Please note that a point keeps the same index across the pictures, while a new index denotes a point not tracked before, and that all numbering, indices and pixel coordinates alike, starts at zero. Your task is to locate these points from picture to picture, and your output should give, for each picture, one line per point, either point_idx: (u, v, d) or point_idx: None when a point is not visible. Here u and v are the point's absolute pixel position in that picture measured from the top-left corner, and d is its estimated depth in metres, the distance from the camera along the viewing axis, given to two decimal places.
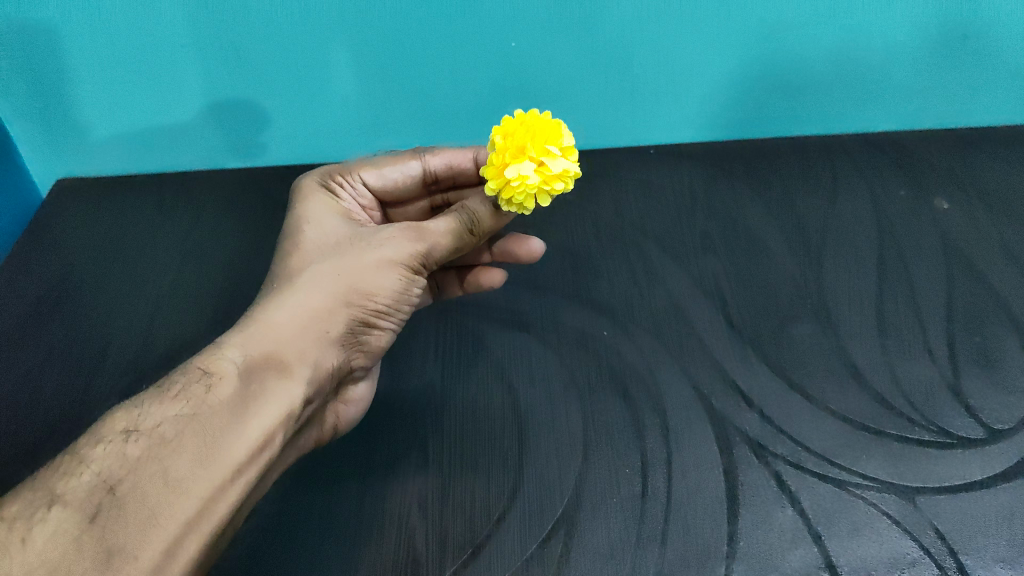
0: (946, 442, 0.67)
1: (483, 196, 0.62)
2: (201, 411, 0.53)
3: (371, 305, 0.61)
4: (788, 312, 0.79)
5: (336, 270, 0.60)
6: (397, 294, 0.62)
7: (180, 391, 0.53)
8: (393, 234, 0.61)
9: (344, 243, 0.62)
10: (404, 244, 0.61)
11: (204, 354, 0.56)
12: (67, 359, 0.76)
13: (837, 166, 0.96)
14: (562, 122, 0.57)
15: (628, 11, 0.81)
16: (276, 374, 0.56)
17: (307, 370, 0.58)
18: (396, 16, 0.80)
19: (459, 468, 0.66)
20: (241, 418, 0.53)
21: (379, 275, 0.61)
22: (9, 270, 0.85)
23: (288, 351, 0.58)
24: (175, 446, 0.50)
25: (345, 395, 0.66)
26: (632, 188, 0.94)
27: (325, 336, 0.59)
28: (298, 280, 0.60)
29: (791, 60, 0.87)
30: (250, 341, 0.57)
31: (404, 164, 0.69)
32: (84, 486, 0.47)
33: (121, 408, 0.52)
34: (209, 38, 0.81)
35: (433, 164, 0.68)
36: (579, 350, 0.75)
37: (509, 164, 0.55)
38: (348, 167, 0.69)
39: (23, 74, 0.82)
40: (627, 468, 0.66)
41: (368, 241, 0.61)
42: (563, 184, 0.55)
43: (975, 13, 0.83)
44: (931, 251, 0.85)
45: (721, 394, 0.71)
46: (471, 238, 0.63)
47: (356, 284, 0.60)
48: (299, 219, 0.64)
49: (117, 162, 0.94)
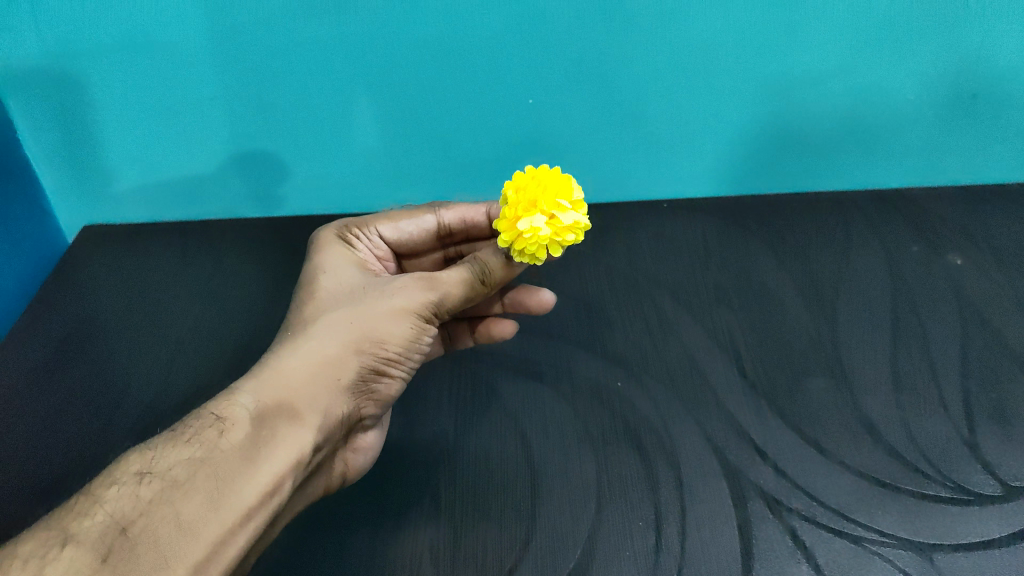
0: (963, 499, 0.66)
1: (495, 249, 0.63)
2: (213, 455, 0.52)
3: (383, 353, 0.61)
4: (802, 365, 0.79)
5: (350, 318, 0.61)
6: (408, 342, 0.62)
7: (193, 435, 0.53)
8: (406, 283, 0.62)
9: (358, 292, 0.63)
10: (416, 293, 0.61)
11: (217, 399, 0.56)
12: (85, 401, 0.77)
13: (850, 220, 0.96)
14: (571, 177, 0.58)
15: (643, 67, 0.83)
16: (286, 420, 0.56)
17: (316, 417, 0.58)
18: (416, 71, 0.82)
19: (471, 517, 0.66)
20: (252, 463, 0.53)
21: (391, 323, 0.61)
22: (32, 311, 0.87)
23: (299, 397, 0.57)
24: (186, 490, 0.50)
25: (355, 443, 0.65)
26: (646, 240, 0.95)
27: (336, 384, 0.59)
28: (312, 328, 0.60)
29: (804, 117, 0.89)
30: (262, 387, 0.57)
31: (418, 217, 0.70)
32: (97, 528, 0.47)
33: (135, 451, 0.52)
34: (238, 92, 0.83)
35: (447, 218, 0.70)
36: (593, 400, 0.75)
37: (521, 217, 0.56)
38: (364, 219, 0.71)
39: (55, 123, 0.84)
40: (641, 520, 0.65)
41: (381, 290, 0.62)
42: (574, 235, 0.56)
43: (985, 72, 0.85)
44: (945, 306, 0.85)
45: (736, 447, 0.71)
46: (482, 288, 0.64)
47: (368, 332, 0.60)
48: (315, 271, 0.65)
49: (143, 209, 0.96)
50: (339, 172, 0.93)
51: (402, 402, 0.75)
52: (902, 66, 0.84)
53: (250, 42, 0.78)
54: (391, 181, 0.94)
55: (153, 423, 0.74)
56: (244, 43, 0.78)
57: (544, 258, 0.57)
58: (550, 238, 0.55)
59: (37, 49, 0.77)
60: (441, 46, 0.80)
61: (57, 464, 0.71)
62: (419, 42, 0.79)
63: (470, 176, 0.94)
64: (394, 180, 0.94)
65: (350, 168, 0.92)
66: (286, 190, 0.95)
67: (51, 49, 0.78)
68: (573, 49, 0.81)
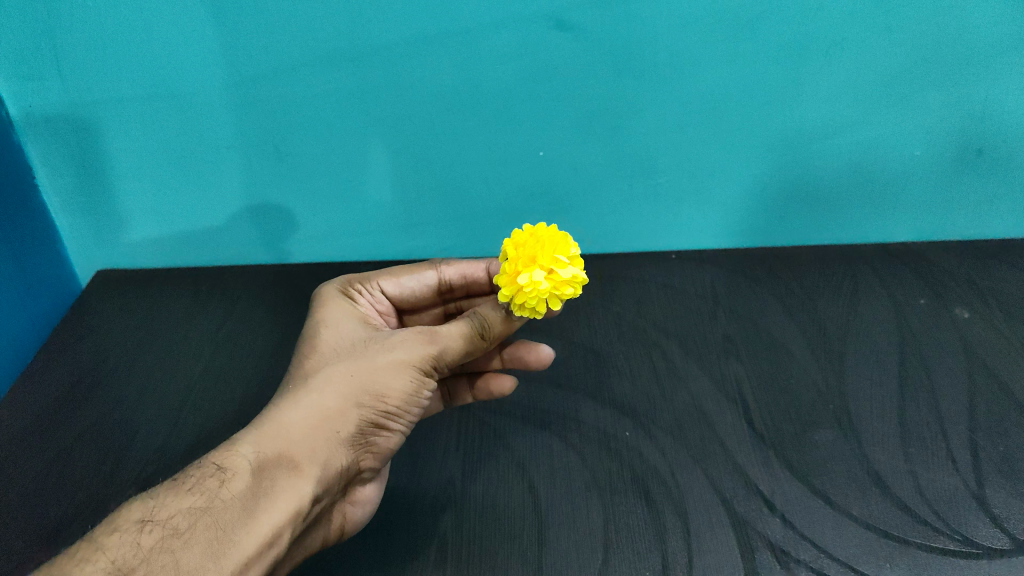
0: (970, 552, 0.66)
1: (494, 303, 0.64)
2: (214, 505, 0.53)
3: (382, 406, 0.60)
4: (810, 416, 0.79)
5: (350, 371, 0.60)
6: (408, 396, 0.61)
7: (194, 484, 0.54)
8: (406, 337, 0.62)
9: (359, 345, 0.62)
10: (416, 347, 0.61)
11: (217, 450, 0.56)
12: (94, 443, 0.77)
13: (856, 273, 0.97)
14: (568, 234, 0.60)
15: (651, 121, 0.85)
16: (286, 471, 0.56)
17: (317, 469, 0.57)
18: (430, 123, 0.84)
19: (476, 565, 0.65)
20: (252, 513, 0.53)
21: (391, 376, 0.60)
22: (45, 354, 0.88)
23: (299, 449, 0.57)
24: (187, 539, 0.51)
25: (352, 496, 0.63)
26: (654, 291, 0.96)
27: (335, 436, 0.58)
28: (312, 379, 0.60)
29: (810, 171, 0.90)
30: (263, 438, 0.57)
31: (418, 274, 0.71)
32: (98, 574, 0.48)
33: (138, 498, 0.53)
34: (254, 142, 0.85)
35: (449, 274, 0.71)
36: (600, 449, 0.75)
37: (521, 273, 0.57)
38: (365, 275, 0.71)
39: (75, 170, 0.86)
40: (648, 570, 0.65)
41: (382, 343, 0.62)
42: (573, 289, 0.57)
43: (988, 129, 0.86)
44: (953, 360, 0.86)
45: (744, 498, 0.70)
46: (482, 342, 0.63)
47: (368, 385, 0.60)
48: (315, 322, 0.64)
49: (157, 255, 0.98)
50: (352, 221, 0.94)
51: (410, 449, 0.76)
52: (906, 122, 0.85)
53: (268, 93, 0.80)
54: (403, 230, 0.95)
55: (161, 466, 0.75)
56: (262, 93, 0.80)
57: (544, 312, 0.58)
58: (550, 292, 0.56)
59: (61, 97, 0.80)
60: (454, 99, 0.82)
61: (65, 505, 0.71)
62: (434, 94, 0.81)
63: (481, 226, 0.95)
64: (406, 229, 0.95)
65: (361, 216, 0.93)
66: (299, 238, 0.96)
67: (74, 97, 0.80)
68: (584, 102, 0.83)
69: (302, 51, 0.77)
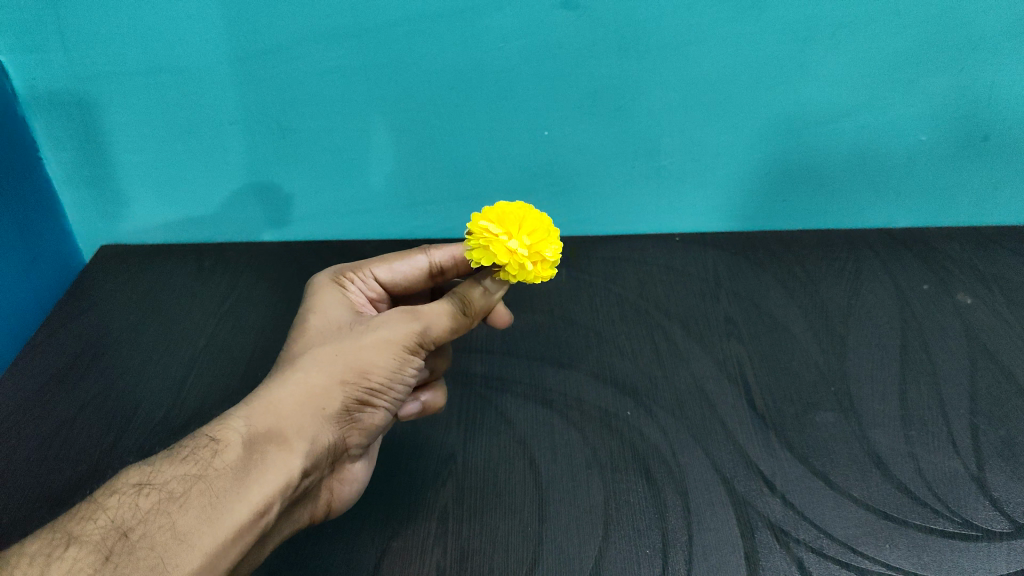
0: (970, 534, 0.66)
1: (473, 280, 0.65)
2: (208, 473, 0.53)
3: (368, 383, 0.60)
4: (811, 399, 0.79)
5: (336, 350, 0.59)
6: (393, 373, 0.61)
7: (188, 454, 0.54)
8: (390, 318, 0.61)
9: (346, 328, 0.62)
10: (401, 325, 0.61)
11: (210, 425, 0.56)
12: (99, 414, 0.78)
13: (860, 256, 0.97)
14: (560, 243, 0.60)
15: (656, 100, 0.84)
16: (276, 446, 0.55)
17: (305, 443, 0.56)
18: (436, 102, 0.84)
19: (478, 539, 0.66)
20: (243, 482, 0.53)
21: (376, 354, 0.60)
22: (49, 327, 0.88)
23: (288, 424, 0.56)
24: (182, 503, 0.51)
25: (342, 472, 0.63)
26: (657, 272, 0.95)
27: (323, 413, 0.58)
28: (300, 359, 0.59)
29: (813, 153, 0.90)
30: (254, 413, 0.56)
31: (408, 260, 0.69)
32: (98, 531, 0.49)
33: (136, 466, 0.54)
34: (257, 118, 0.84)
35: (438, 258, 0.68)
36: (601, 427, 0.76)
37: (487, 221, 0.58)
38: (359, 261, 0.69)
39: (77, 143, 0.86)
40: (648, 548, 0.65)
41: (367, 324, 0.61)
42: (507, 261, 0.56)
43: (995, 115, 0.86)
44: (954, 343, 0.86)
45: (744, 478, 0.71)
46: (464, 319, 0.64)
47: (353, 362, 0.59)
48: (303, 311, 0.64)
49: (159, 231, 0.98)
50: (355, 198, 0.94)
51: (412, 424, 0.76)
52: (913, 104, 0.85)
53: (272, 67, 0.80)
54: (406, 208, 0.95)
55: (164, 439, 0.75)
56: (267, 68, 0.80)
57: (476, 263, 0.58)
58: (485, 238, 0.56)
59: (63, 70, 0.79)
60: (459, 77, 0.81)
61: (68, 475, 0.71)
62: (438, 73, 0.81)
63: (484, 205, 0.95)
64: (409, 207, 0.95)
65: (364, 194, 0.93)
66: (301, 215, 0.96)
67: (76, 71, 0.79)
68: (588, 82, 0.82)
69: (308, 26, 0.76)
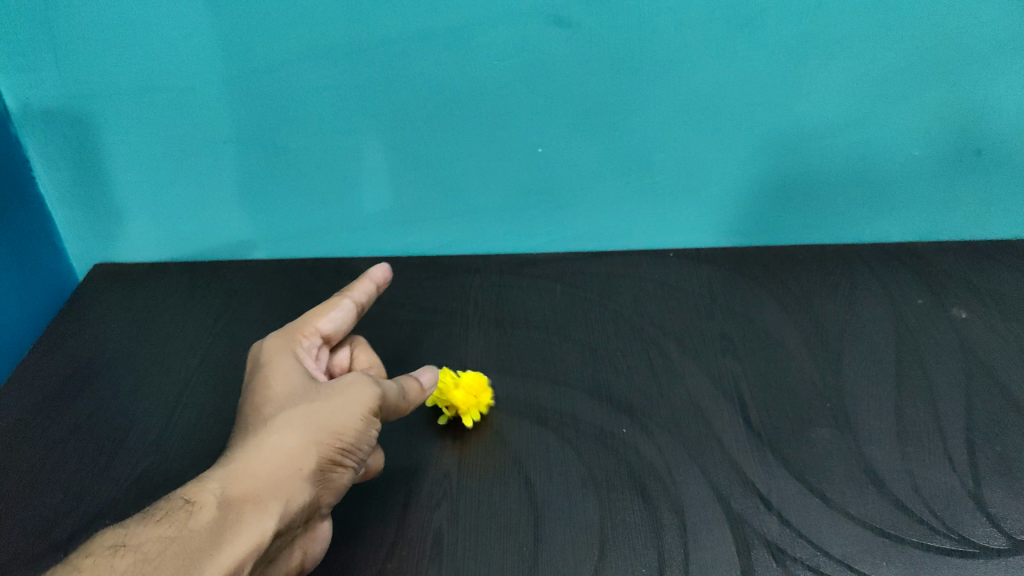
0: (968, 551, 0.66)
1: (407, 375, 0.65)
2: (183, 536, 0.48)
3: (341, 443, 0.57)
4: (807, 415, 0.79)
5: (306, 412, 0.57)
6: (364, 434, 0.59)
7: (160, 517, 0.49)
8: (355, 379, 0.60)
9: (311, 389, 0.60)
10: (368, 386, 0.60)
11: (180, 488, 0.52)
12: (91, 434, 0.77)
13: (854, 272, 0.97)
14: None
15: (650, 118, 0.85)
16: (254, 506, 0.52)
17: (284, 504, 0.53)
18: (430, 121, 0.84)
19: (473, 558, 0.65)
20: (221, 546, 0.49)
21: (347, 413, 0.58)
22: (42, 347, 0.87)
23: (264, 486, 0.53)
24: (157, 566, 0.46)
25: (312, 531, 0.59)
26: (652, 289, 0.95)
27: (299, 474, 0.55)
28: (270, 422, 0.56)
29: (806, 169, 0.90)
30: (228, 476, 0.53)
31: (337, 306, 0.66)
32: None
33: (104, 530, 0.48)
34: (251, 135, 0.84)
35: (361, 295, 0.68)
36: (596, 445, 0.75)
37: None
38: (283, 331, 0.64)
39: (70, 162, 0.86)
40: (644, 567, 0.64)
41: (333, 386, 0.60)
42: None
43: (986, 130, 0.86)
44: (949, 358, 0.86)
45: (740, 495, 0.70)
46: (410, 394, 0.64)
47: (325, 423, 0.57)
48: (260, 375, 0.61)
49: (153, 251, 0.97)
50: (348, 217, 0.94)
51: (406, 443, 0.76)
52: (904, 119, 0.85)
53: (267, 86, 0.80)
54: (401, 226, 0.95)
55: (157, 459, 0.74)
56: (261, 87, 0.80)
57: None
58: None
59: (57, 89, 0.80)
60: (453, 95, 0.82)
61: (59, 497, 0.70)
62: (432, 91, 0.81)
63: (478, 222, 0.95)
64: (403, 226, 0.95)
65: (358, 212, 0.93)
66: (295, 234, 0.96)
67: (71, 90, 0.80)
68: (582, 99, 0.83)
69: (304, 44, 0.77)
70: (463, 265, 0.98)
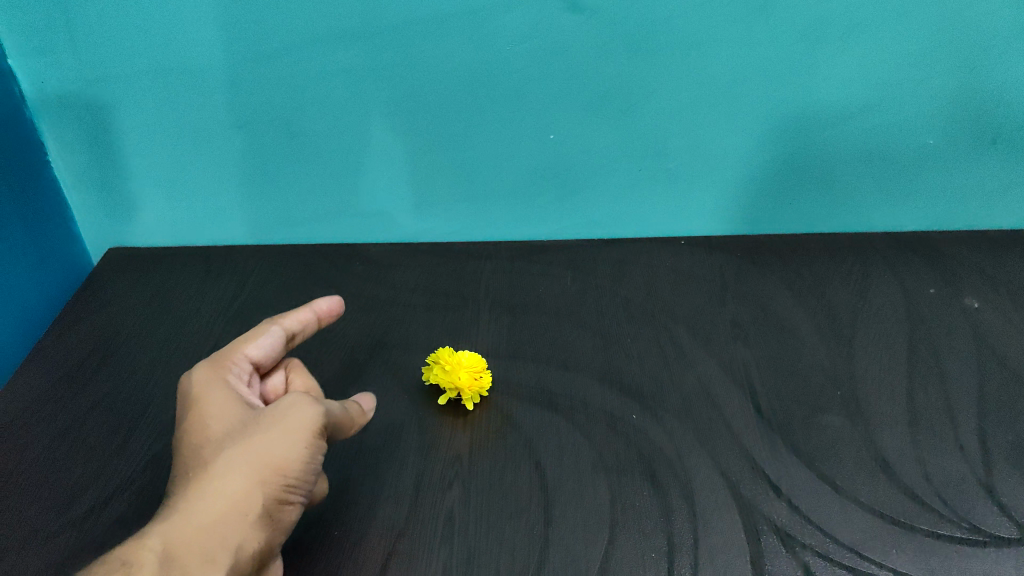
0: (979, 539, 0.66)
1: (350, 399, 0.63)
2: None
3: (286, 478, 0.54)
4: (818, 401, 0.79)
5: (247, 448, 0.53)
6: (309, 464, 0.55)
7: None
8: (296, 404, 0.56)
9: (250, 420, 0.55)
10: (309, 411, 0.56)
11: (117, 547, 0.49)
12: (107, 414, 0.78)
13: (867, 259, 0.96)
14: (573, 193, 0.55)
15: (665, 104, 0.84)
16: (196, 565, 0.49)
17: (229, 556, 0.50)
18: (443, 106, 0.84)
19: (484, 540, 0.65)
20: None
21: (291, 445, 0.54)
22: (58, 328, 0.88)
23: (206, 538, 0.50)
24: None
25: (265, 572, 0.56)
26: (664, 276, 0.95)
27: (243, 520, 0.51)
28: (210, 465, 0.53)
29: (821, 155, 0.90)
30: (167, 530, 0.50)
31: (265, 332, 0.63)
32: None
33: None
34: (264, 119, 0.84)
35: (290, 322, 0.64)
36: (606, 430, 0.76)
37: None
38: (214, 358, 0.61)
39: (85, 145, 0.86)
40: (654, 551, 0.64)
41: (273, 412, 0.56)
42: None
43: (1004, 117, 0.86)
44: (962, 346, 0.86)
45: (751, 482, 0.71)
46: (351, 419, 0.61)
47: (267, 459, 0.53)
48: (193, 411, 0.56)
49: (167, 235, 0.98)
50: (361, 202, 0.94)
51: (418, 427, 0.76)
52: (921, 105, 0.85)
53: (281, 71, 0.80)
54: (413, 212, 0.95)
55: (171, 440, 0.75)
56: (274, 71, 0.80)
57: None
58: None
59: (73, 71, 0.80)
60: (467, 80, 0.82)
61: (75, 475, 0.71)
62: (446, 76, 0.81)
63: (490, 207, 0.95)
64: (416, 212, 0.95)
65: (371, 198, 0.93)
66: (308, 218, 0.96)
67: (86, 73, 0.80)
68: (596, 85, 0.83)
69: (319, 29, 0.77)
70: (475, 251, 0.99)
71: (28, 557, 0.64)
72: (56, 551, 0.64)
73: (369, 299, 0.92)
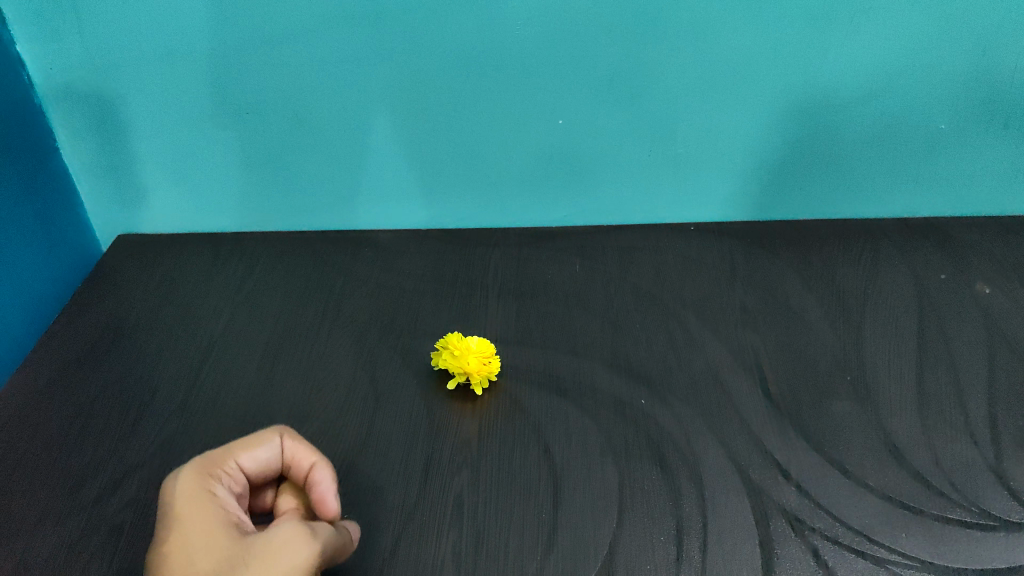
0: (988, 524, 0.66)
1: (327, 524, 0.56)
2: None
3: None
4: (827, 386, 0.79)
5: None
6: None
7: None
8: (286, 546, 0.52)
9: (236, 558, 0.52)
10: (297, 561, 0.52)
11: None
12: (117, 399, 0.78)
13: (876, 244, 0.96)
14: None
15: (673, 89, 0.84)
16: None
17: None
18: (450, 91, 0.84)
19: (493, 523, 0.66)
20: None
21: None
22: (68, 313, 0.89)
23: None
24: None
25: None
26: (672, 261, 0.95)
27: None
28: None
29: (831, 139, 0.89)
30: None
31: (264, 443, 0.61)
32: None
33: None
34: (271, 105, 0.84)
35: (290, 445, 0.62)
36: (615, 415, 0.76)
37: None
38: (207, 458, 0.59)
39: (94, 131, 0.87)
40: (662, 535, 0.65)
41: (260, 554, 0.52)
42: None
43: (1017, 102, 0.85)
44: (972, 331, 0.85)
45: (760, 466, 0.71)
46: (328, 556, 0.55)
47: None
48: (176, 532, 0.54)
49: (175, 222, 0.98)
50: (369, 188, 0.94)
51: (426, 412, 0.76)
52: (932, 88, 0.84)
53: (288, 57, 0.80)
54: (421, 199, 0.95)
55: (181, 424, 0.75)
56: (282, 57, 0.80)
57: None
58: None
59: (80, 58, 0.80)
60: (475, 65, 0.82)
61: (87, 459, 0.72)
62: (455, 62, 0.81)
63: (499, 193, 0.95)
64: (424, 198, 0.95)
65: (379, 184, 0.93)
66: (315, 205, 0.96)
67: (94, 59, 0.81)
68: (605, 70, 0.82)
69: (327, 15, 0.77)
70: (483, 238, 0.98)
71: (41, 540, 0.65)
72: (69, 534, 0.65)
73: (377, 286, 0.92)
